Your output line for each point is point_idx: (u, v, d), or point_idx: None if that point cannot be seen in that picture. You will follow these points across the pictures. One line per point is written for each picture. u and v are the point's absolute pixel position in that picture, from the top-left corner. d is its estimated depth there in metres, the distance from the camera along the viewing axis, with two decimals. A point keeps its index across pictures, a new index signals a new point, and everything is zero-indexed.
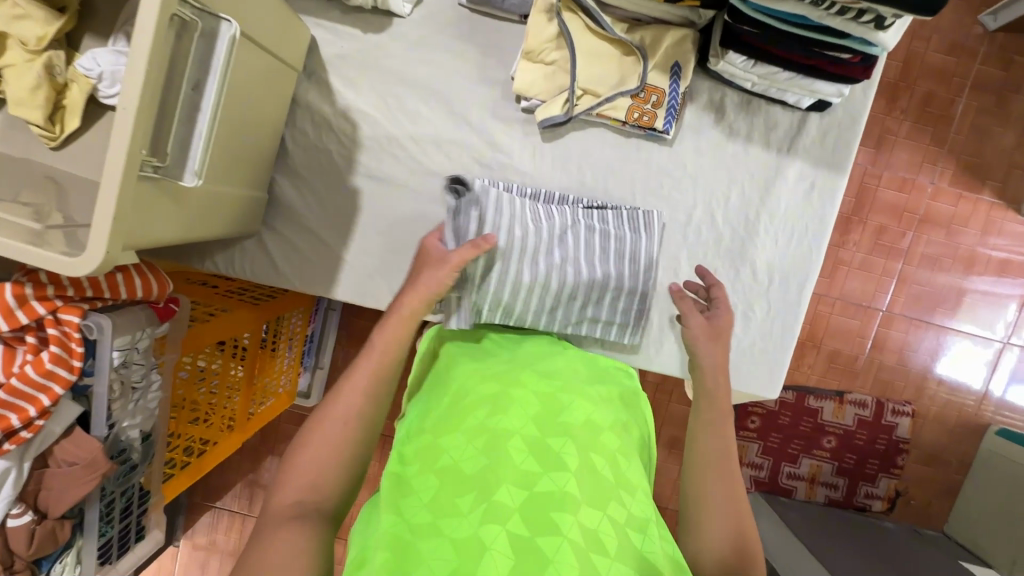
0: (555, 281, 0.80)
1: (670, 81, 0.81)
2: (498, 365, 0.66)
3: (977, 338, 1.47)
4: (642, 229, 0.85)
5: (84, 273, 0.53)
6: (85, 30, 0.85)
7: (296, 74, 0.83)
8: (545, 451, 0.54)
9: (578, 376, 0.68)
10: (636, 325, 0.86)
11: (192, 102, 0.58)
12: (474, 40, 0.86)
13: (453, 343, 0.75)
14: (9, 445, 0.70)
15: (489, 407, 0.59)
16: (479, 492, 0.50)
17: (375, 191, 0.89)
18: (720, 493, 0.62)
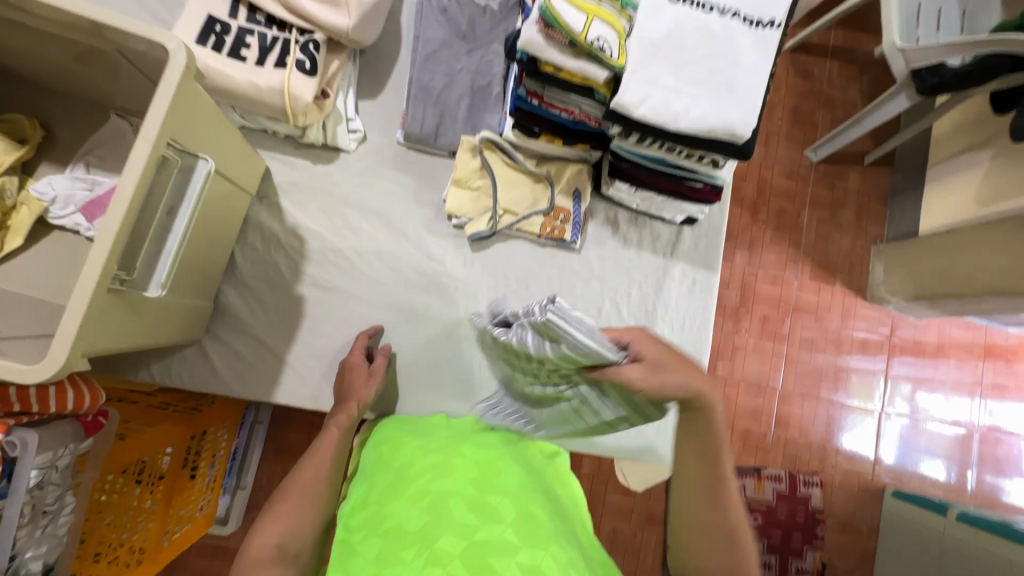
0: (540, 391, 0.76)
1: (573, 203, 1.01)
2: (442, 444, 0.74)
3: (868, 412, 1.70)
4: (554, 340, 0.62)
5: (39, 380, 0.55)
6: (42, 157, 0.91)
7: (250, 197, 0.93)
8: (483, 506, 0.61)
9: (516, 450, 0.76)
10: (648, 411, 0.69)
11: (165, 224, 0.65)
12: (411, 172, 1.02)
13: (395, 423, 0.85)
14: None
15: (430, 473, 0.66)
16: (422, 544, 0.57)
17: (319, 298, 0.96)
18: (718, 537, 0.61)
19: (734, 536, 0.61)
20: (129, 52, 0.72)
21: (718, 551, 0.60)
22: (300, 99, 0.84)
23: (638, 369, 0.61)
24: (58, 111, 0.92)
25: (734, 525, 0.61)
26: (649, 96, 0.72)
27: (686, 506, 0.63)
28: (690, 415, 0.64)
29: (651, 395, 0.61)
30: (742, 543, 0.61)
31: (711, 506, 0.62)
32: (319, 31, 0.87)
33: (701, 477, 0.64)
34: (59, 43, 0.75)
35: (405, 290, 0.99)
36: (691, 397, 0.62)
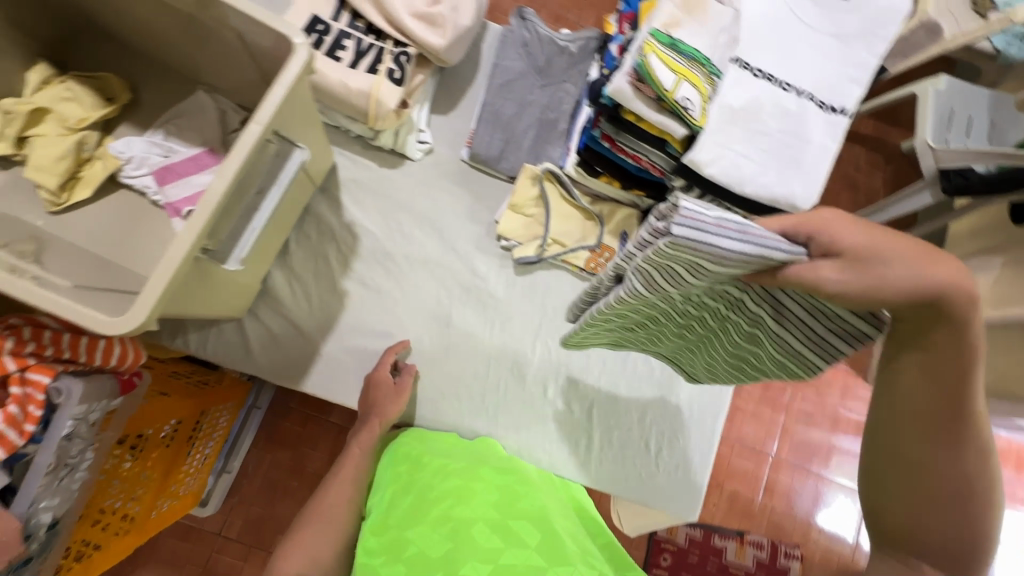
0: (692, 307, 0.63)
1: (619, 244, 1.04)
2: (462, 467, 0.75)
3: (847, 490, 1.62)
4: (692, 264, 0.50)
5: (123, 332, 0.57)
6: (124, 119, 0.94)
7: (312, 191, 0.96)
8: (508, 532, 0.61)
9: (537, 488, 0.77)
10: (851, 321, 0.50)
11: (254, 203, 0.68)
12: (470, 189, 1.05)
13: (411, 438, 0.87)
14: None
15: (454, 497, 0.67)
16: (448, 569, 0.57)
17: (362, 295, 0.98)
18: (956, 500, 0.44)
19: (968, 491, 0.44)
20: (245, 38, 0.76)
21: (938, 512, 0.44)
22: (384, 105, 0.89)
23: (836, 267, 0.45)
24: (147, 75, 0.95)
25: (970, 470, 0.44)
26: (720, 157, 0.76)
27: (894, 441, 0.47)
28: (930, 321, 0.44)
29: (853, 303, 0.45)
30: (977, 497, 0.44)
31: (935, 448, 0.44)
32: (412, 45, 0.91)
33: (920, 412, 0.45)
34: (180, 20, 0.79)
35: (443, 300, 1.01)
36: (932, 294, 0.42)
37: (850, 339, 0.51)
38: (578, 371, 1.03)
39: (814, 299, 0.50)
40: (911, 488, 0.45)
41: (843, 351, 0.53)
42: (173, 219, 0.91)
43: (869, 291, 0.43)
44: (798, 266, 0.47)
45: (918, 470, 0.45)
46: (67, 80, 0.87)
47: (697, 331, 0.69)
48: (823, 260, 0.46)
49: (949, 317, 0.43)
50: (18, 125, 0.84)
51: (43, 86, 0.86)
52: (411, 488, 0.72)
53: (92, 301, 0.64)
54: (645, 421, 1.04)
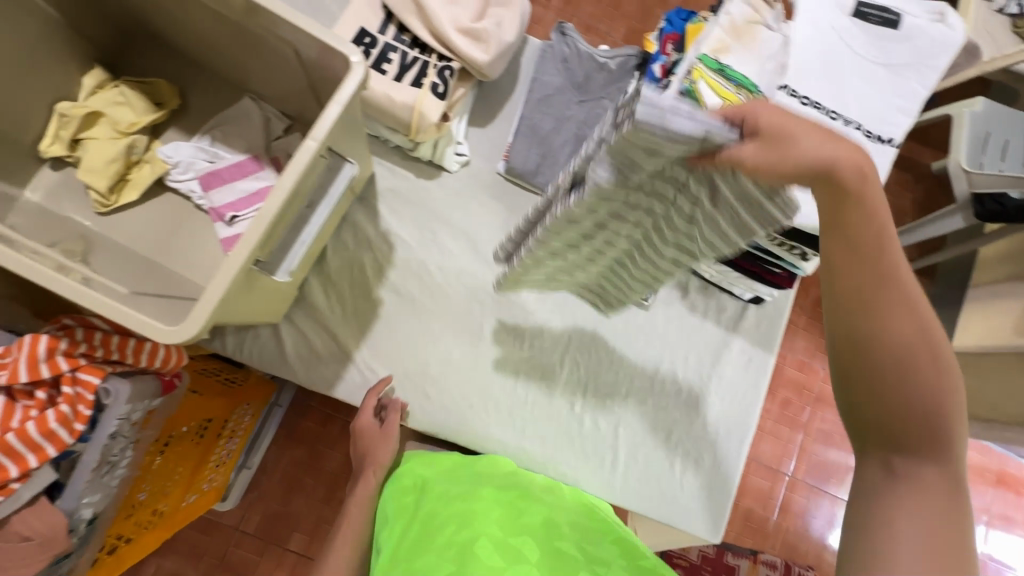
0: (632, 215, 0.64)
1: None
2: (466, 489, 0.75)
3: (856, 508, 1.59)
4: (649, 148, 0.49)
5: (179, 340, 0.58)
6: (172, 124, 0.96)
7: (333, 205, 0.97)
8: (512, 553, 0.61)
9: (538, 500, 0.77)
10: (765, 207, 0.52)
11: (304, 216, 0.68)
12: (504, 203, 1.06)
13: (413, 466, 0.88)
14: None
15: (458, 522, 0.67)
16: None
17: (395, 304, 0.99)
18: (912, 377, 0.43)
19: (920, 360, 0.42)
20: (301, 53, 0.77)
21: (899, 389, 0.43)
22: (427, 119, 0.89)
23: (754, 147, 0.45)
24: (195, 81, 0.97)
25: (915, 340, 0.43)
26: None
27: (837, 331, 0.46)
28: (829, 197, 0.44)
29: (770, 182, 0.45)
30: (928, 366, 0.42)
31: (876, 328, 0.43)
32: (456, 60, 0.92)
33: (849, 292, 0.45)
34: (238, 33, 0.81)
35: (475, 312, 1.02)
36: (825, 167, 0.44)
37: (775, 219, 0.52)
38: (607, 387, 1.04)
39: (744, 182, 0.50)
40: (867, 382, 0.44)
41: (758, 234, 0.56)
42: (216, 224, 0.92)
43: (781, 166, 0.44)
44: (730, 149, 0.46)
45: (867, 354, 0.44)
46: (121, 85, 0.90)
47: (626, 240, 0.70)
48: (749, 142, 0.45)
49: (847, 189, 0.44)
50: (73, 128, 0.87)
51: (99, 91, 0.89)
52: (419, 515, 0.73)
53: (147, 310, 0.66)
54: (671, 439, 1.04)
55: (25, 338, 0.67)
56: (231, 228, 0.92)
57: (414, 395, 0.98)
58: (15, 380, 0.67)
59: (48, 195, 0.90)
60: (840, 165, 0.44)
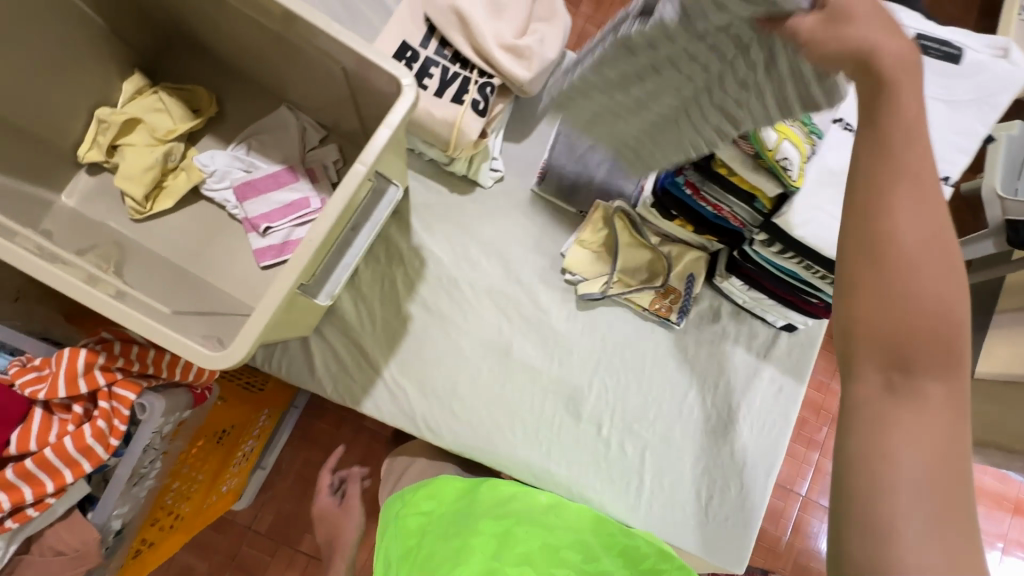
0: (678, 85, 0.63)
1: (685, 287, 1.02)
2: (461, 525, 0.77)
3: None
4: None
5: (222, 366, 0.58)
6: (208, 131, 0.95)
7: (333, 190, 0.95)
8: None
9: (533, 524, 0.78)
10: (813, 88, 0.55)
11: (347, 239, 0.67)
12: (537, 220, 1.04)
13: (413, 496, 0.90)
14: (32, 511, 0.65)
15: (451, 559, 0.70)
16: None
17: (425, 319, 0.98)
18: (924, 285, 0.42)
19: (945, 264, 0.43)
20: (348, 71, 0.76)
21: (922, 296, 0.42)
22: (467, 136, 0.89)
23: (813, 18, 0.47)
24: (230, 87, 0.96)
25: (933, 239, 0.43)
26: (812, 220, 0.75)
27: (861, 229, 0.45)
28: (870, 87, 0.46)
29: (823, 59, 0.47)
30: (950, 271, 0.43)
31: (908, 227, 0.43)
32: (497, 76, 0.91)
33: (882, 188, 0.44)
34: (285, 49, 0.81)
35: (504, 330, 1.00)
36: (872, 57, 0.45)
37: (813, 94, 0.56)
38: (634, 412, 1.02)
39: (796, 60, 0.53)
40: (883, 287, 0.43)
41: (795, 114, 0.60)
42: (250, 235, 0.92)
43: (842, 46, 0.45)
44: (797, 18, 0.48)
45: (895, 264, 0.43)
46: (160, 92, 0.89)
47: (662, 111, 0.69)
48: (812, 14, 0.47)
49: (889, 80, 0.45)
50: (111, 134, 0.86)
51: (137, 97, 0.89)
52: (420, 555, 0.75)
53: (187, 332, 0.66)
54: (696, 467, 1.02)
55: (64, 352, 0.67)
56: (265, 240, 0.91)
57: (440, 412, 0.97)
58: (54, 395, 0.67)
59: (85, 199, 0.90)
60: (882, 52, 0.45)
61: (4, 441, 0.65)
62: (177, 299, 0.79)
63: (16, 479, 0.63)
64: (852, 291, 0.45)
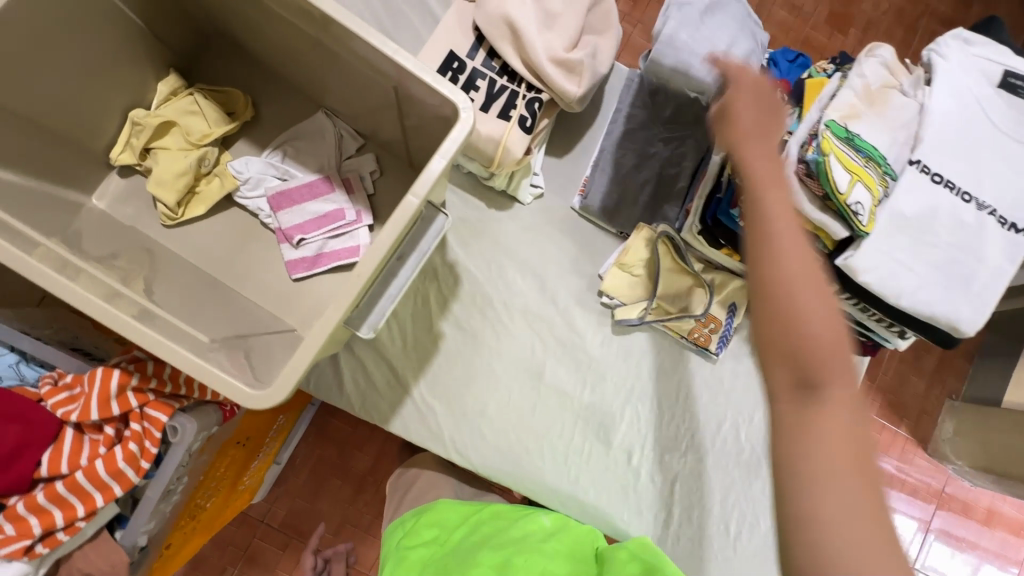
0: None
1: (726, 316, 0.99)
2: (459, 556, 0.80)
3: None
4: None
5: (263, 405, 0.56)
6: (243, 134, 0.92)
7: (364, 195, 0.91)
8: None
9: (530, 546, 0.79)
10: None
11: (392, 269, 0.64)
12: (575, 239, 1.01)
13: (416, 526, 0.92)
14: (63, 535, 0.64)
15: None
16: None
17: (457, 338, 0.96)
18: (807, 300, 0.48)
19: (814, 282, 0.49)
20: (401, 89, 0.72)
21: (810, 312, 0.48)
22: (512, 153, 0.85)
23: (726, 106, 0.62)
24: (267, 89, 0.92)
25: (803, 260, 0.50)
26: (882, 266, 0.69)
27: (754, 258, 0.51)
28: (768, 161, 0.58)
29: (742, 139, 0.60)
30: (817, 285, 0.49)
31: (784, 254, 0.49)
32: (546, 91, 0.87)
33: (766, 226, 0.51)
34: (330, 58, 0.77)
35: (537, 352, 0.98)
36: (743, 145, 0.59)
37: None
38: (666, 442, 0.99)
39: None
40: (778, 309, 0.48)
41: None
42: (282, 245, 0.89)
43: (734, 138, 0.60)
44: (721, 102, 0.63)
45: (781, 286, 0.49)
46: (194, 93, 0.86)
47: None
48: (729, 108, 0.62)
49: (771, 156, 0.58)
50: (145, 136, 0.84)
51: (172, 98, 0.86)
52: None
53: (226, 359, 0.63)
54: (727, 502, 0.99)
55: (97, 372, 0.66)
56: (298, 251, 0.89)
57: (468, 434, 0.94)
58: (86, 416, 0.65)
59: (117, 202, 0.87)
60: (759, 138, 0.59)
61: (35, 463, 0.64)
62: (207, 313, 0.76)
63: (47, 502, 0.62)
64: (763, 322, 0.49)
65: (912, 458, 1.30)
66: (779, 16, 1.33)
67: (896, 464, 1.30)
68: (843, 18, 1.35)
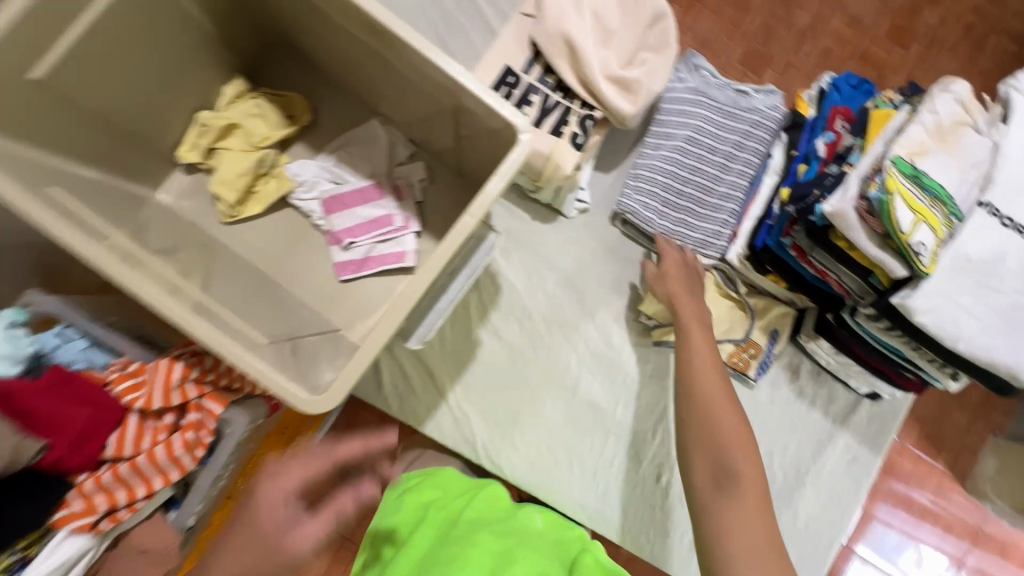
0: None
1: (767, 342, 0.97)
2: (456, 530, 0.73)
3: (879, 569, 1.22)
4: None
5: (319, 410, 0.59)
6: (301, 138, 0.95)
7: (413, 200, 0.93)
8: None
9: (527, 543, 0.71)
10: None
11: (443, 284, 0.66)
12: (618, 256, 1.01)
13: (410, 484, 0.84)
14: (123, 513, 0.68)
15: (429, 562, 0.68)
16: None
17: (494, 348, 0.97)
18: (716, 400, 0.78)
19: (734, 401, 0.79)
20: (461, 109, 0.73)
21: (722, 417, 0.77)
22: (562, 169, 0.85)
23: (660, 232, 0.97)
24: (326, 95, 0.95)
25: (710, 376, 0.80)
26: (939, 308, 0.67)
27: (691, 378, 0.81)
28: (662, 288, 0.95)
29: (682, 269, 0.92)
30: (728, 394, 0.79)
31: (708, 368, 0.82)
32: (600, 109, 0.87)
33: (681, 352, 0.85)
34: (392, 73, 0.78)
35: (572, 366, 0.98)
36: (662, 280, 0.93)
37: None
38: None
39: None
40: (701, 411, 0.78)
41: None
42: (332, 248, 0.92)
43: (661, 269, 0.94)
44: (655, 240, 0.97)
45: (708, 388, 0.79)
46: (257, 96, 0.90)
47: None
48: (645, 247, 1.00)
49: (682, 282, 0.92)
50: (210, 137, 0.87)
51: (236, 101, 0.89)
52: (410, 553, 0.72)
53: (285, 362, 0.66)
54: None
55: (161, 362, 0.70)
56: (346, 254, 0.91)
57: (500, 443, 0.96)
58: (150, 404, 0.69)
59: (181, 197, 0.91)
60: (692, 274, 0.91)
61: (102, 444, 0.69)
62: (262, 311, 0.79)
63: (111, 482, 0.67)
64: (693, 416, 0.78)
65: (949, 494, 1.23)
66: (837, 29, 1.29)
67: (930, 499, 1.23)
68: (905, 33, 1.29)
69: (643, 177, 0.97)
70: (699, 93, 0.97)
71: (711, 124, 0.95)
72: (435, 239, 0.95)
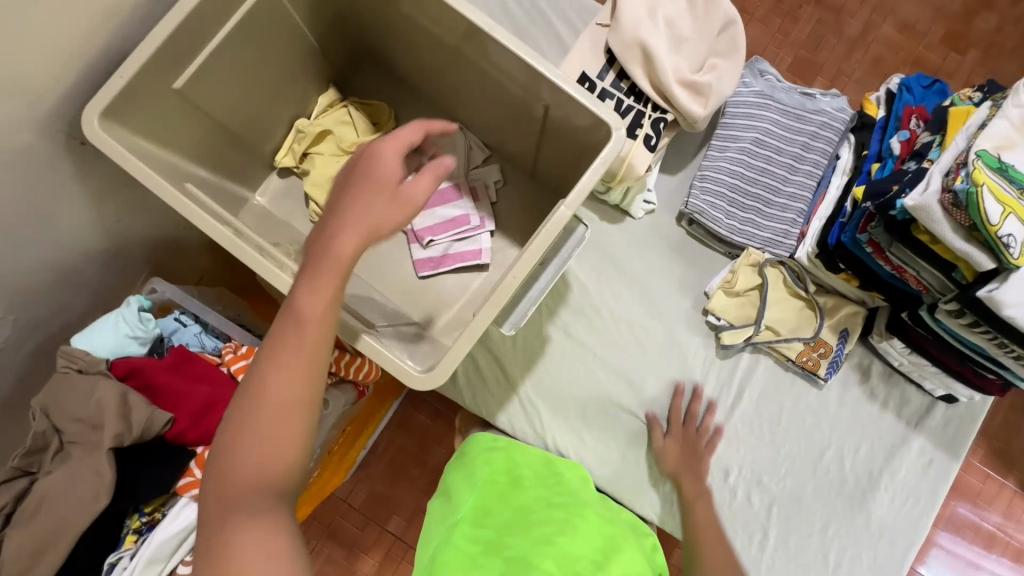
0: None
1: (838, 341, 0.97)
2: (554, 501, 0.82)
3: None
4: None
5: (428, 386, 0.65)
6: None
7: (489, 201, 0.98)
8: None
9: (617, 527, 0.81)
10: None
11: (536, 274, 0.74)
12: (684, 256, 1.03)
13: (492, 453, 0.91)
14: None
15: (557, 527, 0.75)
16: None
17: (563, 344, 1.00)
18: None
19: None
20: (550, 111, 0.78)
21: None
22: (635, 170, 0.89)
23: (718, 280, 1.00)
24: (408, 104, 1.01)
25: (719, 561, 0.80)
26: None
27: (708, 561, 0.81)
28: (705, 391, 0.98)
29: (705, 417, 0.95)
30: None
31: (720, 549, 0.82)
32: (672, 112, 0.91)
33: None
34: (480, 78, 0.84)
35: (639, 362, 1.00)
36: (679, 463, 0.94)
37: None
38: (765, 465, 0.99)
39: None
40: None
41: None
42: (412, 245, 0.97)
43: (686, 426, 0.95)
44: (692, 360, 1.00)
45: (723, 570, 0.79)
46: (348, 105, 0.97)
47: None
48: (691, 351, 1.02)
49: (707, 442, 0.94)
50: (305, 143, 0.95)
51: (329, 110, 0.96)
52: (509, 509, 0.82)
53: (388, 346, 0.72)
54: (827, 532, 0.97)
55: None
56: (425, 251, 0.97)
57: (568, 435, 0.98)
58: None
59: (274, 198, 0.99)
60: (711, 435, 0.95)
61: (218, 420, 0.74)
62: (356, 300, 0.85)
63: None
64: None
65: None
66: (892, 36, 1.30)
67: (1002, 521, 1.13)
68: (963, 38, 1.29)
69: (710, 178, 0.99)
70: (764, 98, 0.99)
71: (777, 129, 0.98)
72: (507, 238, 0.99)
